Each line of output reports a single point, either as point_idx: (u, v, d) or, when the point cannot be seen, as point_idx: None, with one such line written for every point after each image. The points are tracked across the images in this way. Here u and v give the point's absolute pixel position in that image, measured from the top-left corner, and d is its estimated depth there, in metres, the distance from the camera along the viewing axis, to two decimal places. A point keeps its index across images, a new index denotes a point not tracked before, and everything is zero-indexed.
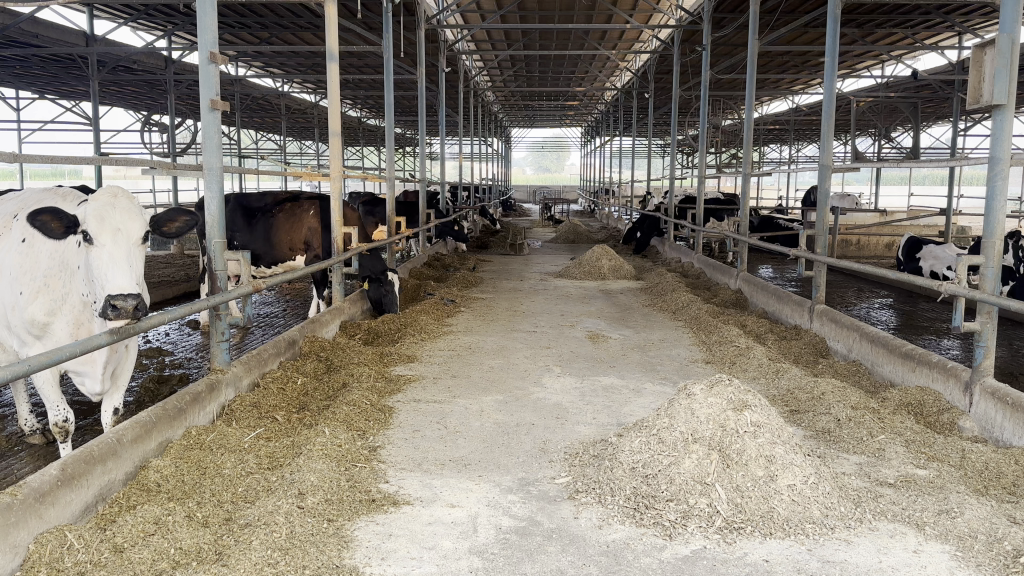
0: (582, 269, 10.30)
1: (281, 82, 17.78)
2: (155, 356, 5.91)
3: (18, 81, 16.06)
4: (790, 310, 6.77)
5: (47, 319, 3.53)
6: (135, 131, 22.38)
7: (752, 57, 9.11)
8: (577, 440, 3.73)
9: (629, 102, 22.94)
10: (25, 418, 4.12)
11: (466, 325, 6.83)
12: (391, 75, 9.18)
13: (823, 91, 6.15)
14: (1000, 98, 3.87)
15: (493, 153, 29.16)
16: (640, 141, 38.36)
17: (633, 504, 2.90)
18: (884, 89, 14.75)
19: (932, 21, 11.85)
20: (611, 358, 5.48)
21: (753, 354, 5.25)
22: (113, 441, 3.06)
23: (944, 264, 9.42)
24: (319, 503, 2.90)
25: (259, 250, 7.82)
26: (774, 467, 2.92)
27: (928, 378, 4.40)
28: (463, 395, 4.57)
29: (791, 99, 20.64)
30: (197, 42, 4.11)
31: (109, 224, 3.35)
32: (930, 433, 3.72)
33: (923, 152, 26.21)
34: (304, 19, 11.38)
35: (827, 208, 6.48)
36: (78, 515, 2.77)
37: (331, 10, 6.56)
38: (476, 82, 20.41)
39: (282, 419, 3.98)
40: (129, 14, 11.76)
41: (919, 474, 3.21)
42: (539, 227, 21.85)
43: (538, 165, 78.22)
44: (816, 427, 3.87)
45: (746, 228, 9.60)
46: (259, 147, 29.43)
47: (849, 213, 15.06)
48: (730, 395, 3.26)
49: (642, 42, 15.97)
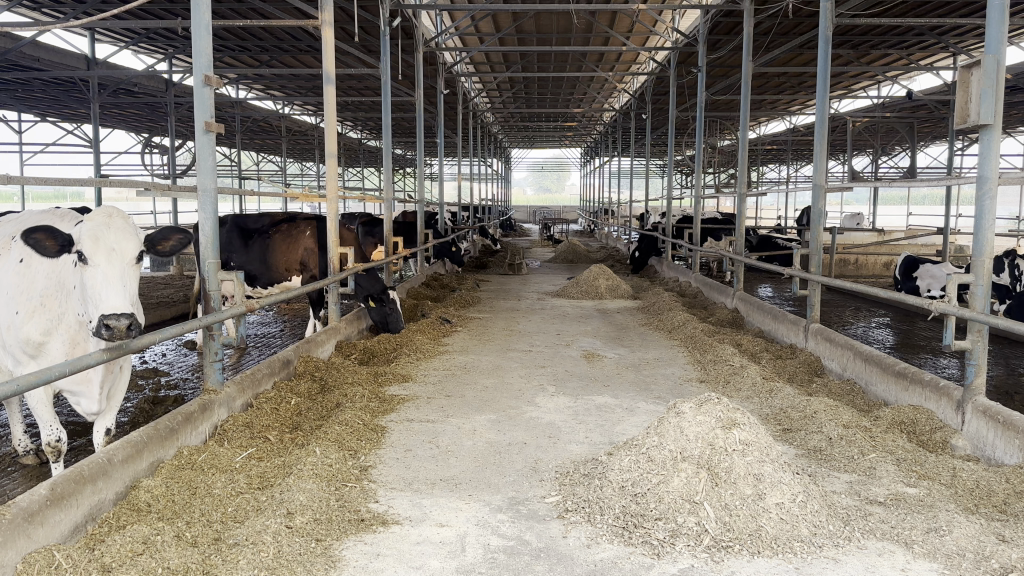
0: (580, 289, 10.33)
1: (282, 105, 17.94)
2: (151, 377, 5.92)
3: (21, 104, 16.22)
4: (785, 329, 6.78)
5: (42, 338, 3.55)
6: (136, 153, 22.54)
7: (747, 78, 9.13)
8: (568, 459, 3.73)
9: (627, 122, 23.08)
10: (18, 438, 4.15)
11: (462, 344, 6.85)
12: (389, 96, 9.25)
13: (816, 111, 6.12)
14: (988, 118, 3.90)
15: (493, 174, 29.32)
16: (639, 161, 38.63)
17: (622, 522, 2.90)
18: (881, 110, 14.87)
19: (926, 42, 11.97)
20: (605, 377, 5.49)
21: (746, 373, 5.25)
22: (104, 460, 3.07)
23: (941, 283, 9.47)
24: (307, 522, 2.91)
25: (256, 271, 7.85)
26: (763, 485, 2.92)
27: (921, 396, 4.40)
28: (457, 414, 4.58)
29: (788, 119, 20.76)
30: (192, 65, 4.17)
31: (104, 245, 3.37)
32: (921, 452, 3.72)
33: (922, 172, 26.32)
34: (303, 41, 11.50)
35: (821, 227, 6.47)
36: (67, 535, 2.78)
37: (328, 33, 6.62)
38: (476, 104, 20.59)
39: (274, 439, 3.99)
40: (130, 38, 11.91)
41: (908, 493, 3.21)
42: (539, 248, 21.89)
43: (537, 186, 78.80)
44: (807, 445, 3.87)
45: (743, 248, 9.63)
46: (260, 168, 29.60)
47: (847, 232, 15.10)
48: (718, 413, 3.26)
49: (640, 64, 16.12)
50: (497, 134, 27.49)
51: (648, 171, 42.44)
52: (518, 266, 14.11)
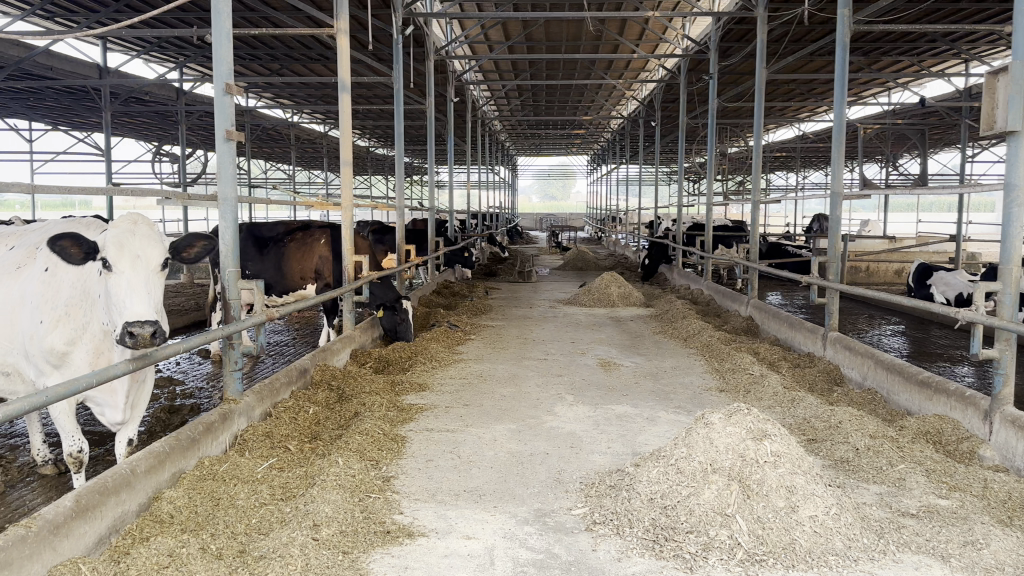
0: (591, 297, 10.29)
1: (292, 113, 17.99)
2: (166, 387, 5.89)
3: (33, 113, 16.24)
4: (802, 337, 6.73)
5: (66, 348, 3.51)
6: (145, 162, 22.52)
7: (761, 85, 9.07)
8: (592, 470, 3.68)
9: (635, 130, 23.11)
10: (37, 448, 4.10)
11: (477, 353, 6.81)
12: (402, 104, 9.21)
13: (834, 118, 6.06)
14: (1015, 124, 3.84)
15: (501, 182, 29.34)
16: (647, 168, 38.70)
17: (652, 535, 2.86)
18: (890, 116, 14.84)
19: (938, 49, 11.93)
20: (623, 386, 5.44)
21: (767, 382, 5.19)
22: (127, 471, 3.04)
23: (955, 290, 9.36)
24: (333, 535, 2.88)
25: (271, 279, 7.83)
26: (796, 498, 2.87)
27: (946, 406, 4.35)
28: (476, 424, 4.54)
29: (796, 127, 20.73)
30: (213, 72, 4.15)
31: (128, 251, 3.35)
32: (950, 463, 3.67)
33: (932, 179, 26.24)
34: (314, 50, 11.51)
35: (838, 234, 6.41)
36: (92, 547, 2.75)
37: (343, 41, 6.56)
38: (484, 112, 20.67)
39: (293, 449, 3.96)
40: (142, 47, 11.92)
41: (941, 504, 3.17)
42: (548, 254, 21.92)
43: (545, 194, 79.08)
44: (834, 456, 3.82)
45: (756, 255, 9.57)
46: (269, 176, 29.68)
47: (859, 239, 15.04)
48: (749, 424, 3.23)
49: (649, 71, 16.13)
50: (504, 142, 27.54)
51: (654, 178, 42.44)
52: (528, 273, 14.10)
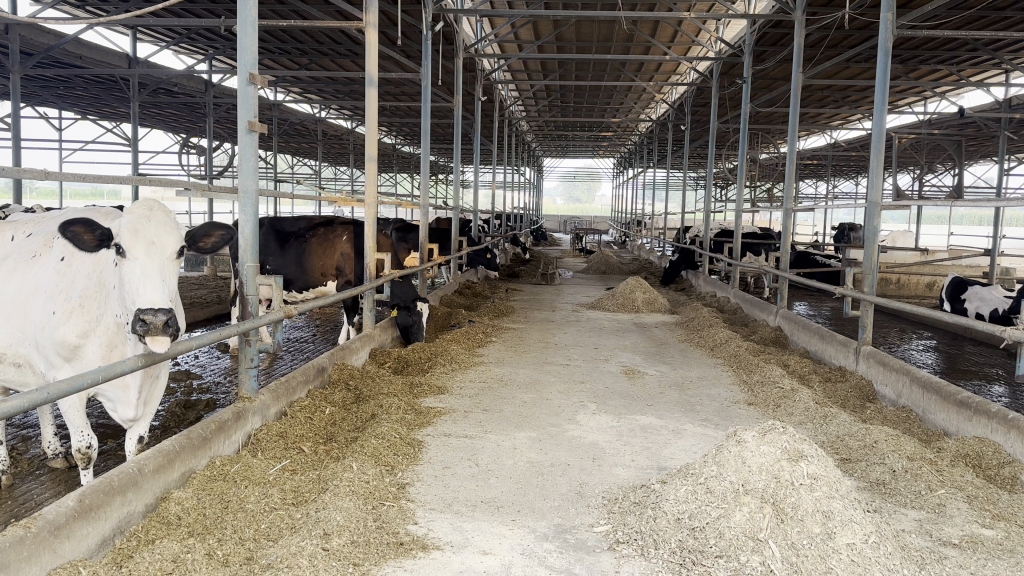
0: (616, 302, 10.12)
1: (318, 109, 18.03)
2: (183, 380, 5.82)
3: (65, 102, 16.40)
4: (834, 350, 6.50)
5: (78, 341, 3.40)
6: (173, 154, 22.65)
7: (797, 91, 8.73)
8: (616, 485, 3.54)
9: (664, 133, 22.93)
10: (48, 441, 4.03)
11: (498, 356, 6.66)
12: (429, 99, 8.95)
13: (874, 124, 5.84)
14: None
15: (527, 184, 29.37)
16: (676, 172, 38.50)
17: (679, 559, 2.70)
18: (928, 125, 14.54)
19: (978, 58, 11.66)
20: (648, 395, 5.30)
21: (798, 396, 5.02)
22: (135, 470, 2.93)
23: (990, 306, 9.07)
24: (344, 545, 2.75)
25: (292, 274, 7.75)
26: (833, 524, 2.71)
27: (987, 428, 4.14)
28: (496, 431, 4.40)
29: (829, 134, 20.40)
30: (237, 63, 4.05)
31: (143, 237, 3.25)
32: (992, 489, 3.48)
33: (968, 192, 25.73)
34: (344, 44, 11.48)
35: (874, 245, 6.16)
36: (94, 549, 2.64)
37: (371, 35, 6.41)
38: (510, 111, 20.67)
39: (308, 451, 3.84)
40: (173, 38, 11.96)
41: (986, 535, 2.98)
42: (571, 257, 21.79)
43: (569, 195, 79.26)
44: (870, 477, 3.65)
45: (786, 263, 9.31)
46: (294, 172, 29.85)
47: (889, 250, 14.74)
48: (784, 443, 3.06)
49: (679, 74, 15.94)
50: (530, 141, 27.47)
51: (681, 181, 42.16)
52: (551, 276, 13.88)
